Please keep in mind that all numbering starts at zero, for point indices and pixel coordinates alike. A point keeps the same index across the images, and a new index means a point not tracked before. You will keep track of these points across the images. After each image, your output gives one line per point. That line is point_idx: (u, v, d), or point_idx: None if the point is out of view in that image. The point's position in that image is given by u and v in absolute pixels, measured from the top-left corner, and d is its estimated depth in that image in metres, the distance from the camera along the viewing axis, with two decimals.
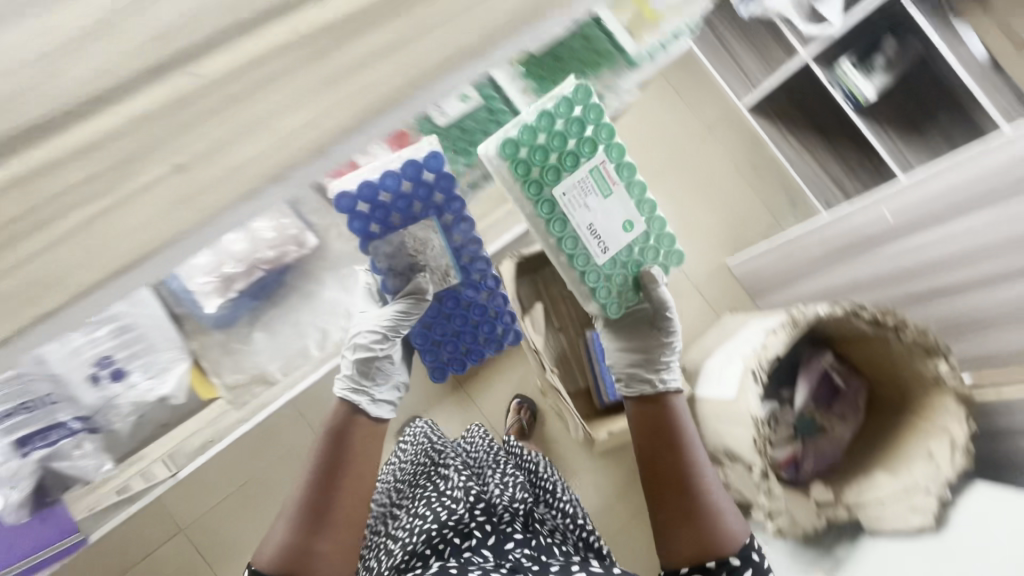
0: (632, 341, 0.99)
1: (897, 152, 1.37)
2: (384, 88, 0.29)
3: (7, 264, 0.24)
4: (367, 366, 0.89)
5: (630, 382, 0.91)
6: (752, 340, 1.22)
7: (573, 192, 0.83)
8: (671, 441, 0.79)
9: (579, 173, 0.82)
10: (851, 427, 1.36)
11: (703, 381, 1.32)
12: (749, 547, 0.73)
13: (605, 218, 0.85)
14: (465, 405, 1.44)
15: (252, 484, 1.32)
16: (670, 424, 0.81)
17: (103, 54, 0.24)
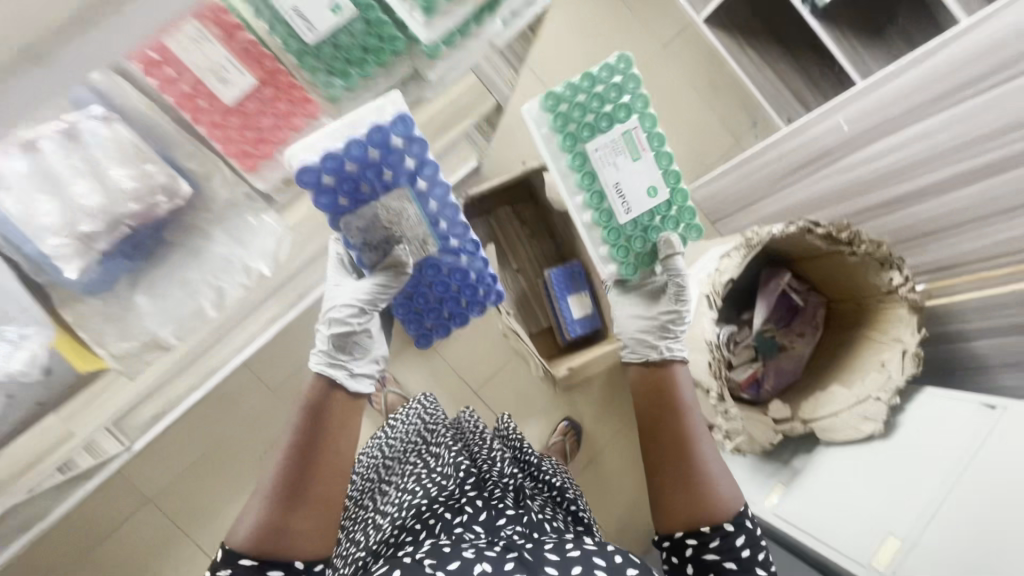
0: (641, 305, 1.00)
1: (856, 57, 1.29)
2: None
3: None
4: (347, 341, 0.84)
5: (635, 343, 0.93)
6: (706, 266, 1.19)
7: (601, 153, 0.93)
8: (668, 412, 0.81)
9: (611, 135, 0.92)
10: (810, 344, 1.38)
11: None
12: (743, 514, 0.75)
13: (630, 179, 0.94)
14: (428, 354, 1.43)
15: (217, 450, 1.30)
16: (668, 395, 0.83)
17: None
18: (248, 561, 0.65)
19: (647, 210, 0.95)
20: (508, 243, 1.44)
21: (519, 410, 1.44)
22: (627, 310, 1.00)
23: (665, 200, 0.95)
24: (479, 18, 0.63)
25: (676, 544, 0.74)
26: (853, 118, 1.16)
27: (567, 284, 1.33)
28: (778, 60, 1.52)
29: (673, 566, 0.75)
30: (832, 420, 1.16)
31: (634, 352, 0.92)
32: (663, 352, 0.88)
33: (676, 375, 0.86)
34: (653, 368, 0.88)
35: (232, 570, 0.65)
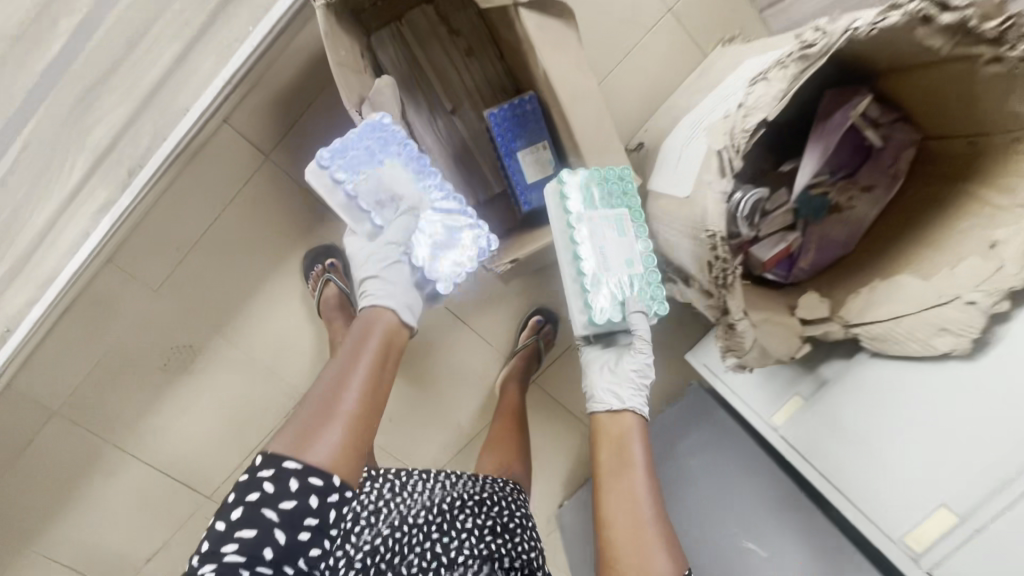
0: (607, 357, 1.02)
1: None
2: None
3: None
4: (396, 276, 0.79)
5: (603, 392, 0.99)
6: (732, 96, 0.73)
7: (593, 224, 0.82)
8: (627, 472, 0.91)
9: (605, 213, 0.82)
10: (877, 203, 0.95)
11: (660, 163, 0.87)
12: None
13: (618, 250, 0.83)
14: (347, 236, 1.09)
15: (115, 359, 1.11)
16: (629, 461, 0.93)
17: None
18: (292, 467, 0.61)
19: (624, 279, 0.83)
20: (436, 68, 0.97)
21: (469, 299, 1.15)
22: (593, 355, 1.03)
23: (642, 276, 0.85)
24: None
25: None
26: None
27: (515, 133, 0.91)
28: None
29: None
30: (888, 326, 0.80)
31: (601, 402, 0.99)
32: (626, 404, 0.97)
33: (634, 429, 0.97)
34: (615, 418, 0.98)
35: (275, 474, 0.60)
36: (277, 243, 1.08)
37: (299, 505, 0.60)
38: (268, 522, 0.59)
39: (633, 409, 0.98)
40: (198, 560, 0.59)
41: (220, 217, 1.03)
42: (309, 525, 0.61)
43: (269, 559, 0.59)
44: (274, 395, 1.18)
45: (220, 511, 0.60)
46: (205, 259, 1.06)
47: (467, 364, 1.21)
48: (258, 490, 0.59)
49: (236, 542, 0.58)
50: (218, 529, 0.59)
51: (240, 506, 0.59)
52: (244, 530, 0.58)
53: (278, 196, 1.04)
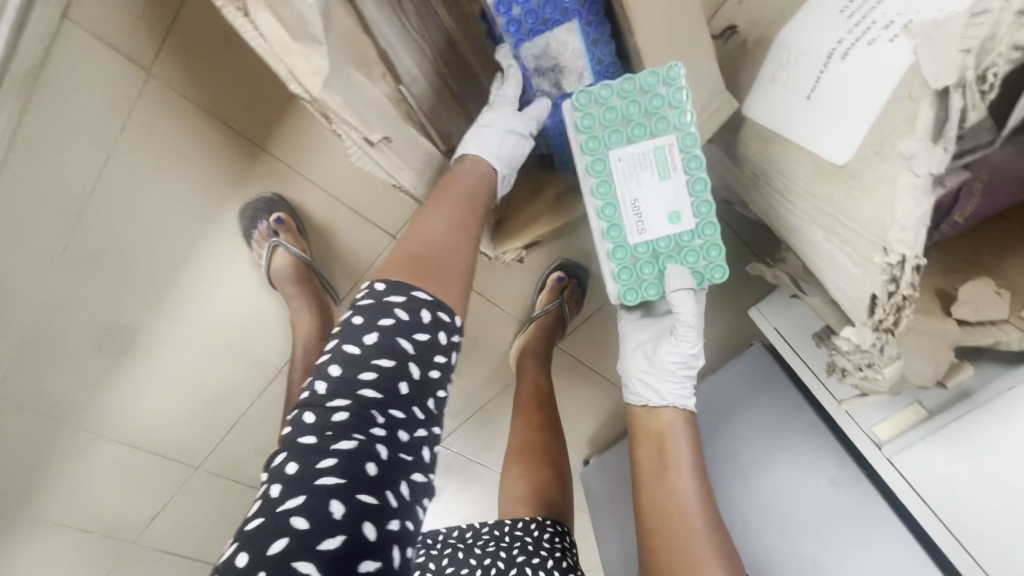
0: (647, 334, 0.68)
1: None
2: None
3: None
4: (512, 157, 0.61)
5: (638, 382, 0.67)
6: None
7: (625, 168, 0.55)
8: (665, 472, 0.63)
9: (640, 146, 0.54)
10: None
11: (765, 78, 0.52)
12: None
13: (653, 199, 0.55)
14: (297, 180, 0.79)
15: (38, 341, 0.88)
16: (670, 459, 0.64)
17: None
18: (423, 296, 0.49)
19: (666, 239, 0.57)
20: None
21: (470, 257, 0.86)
22: (628, 329, 0.70)
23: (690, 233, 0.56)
24: None
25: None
26: None
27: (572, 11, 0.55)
28: None
29: None
30: None
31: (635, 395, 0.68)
32: (667, 399, 0.66)
33: (676, 423, 0.66)
34: (653, 414, 0.67)
35: (405, 300, 0.48)
36: (202, 192, 0.78)
37: (433, 340, 0.49)
38: (403, 356, 0.46)
39: (676, 405, 0.66)
40: (321, 395, 0.45)
41: (112, 159, 0.72)
42: (441, 364, 0.49)
43: (403, 400, 0.46)
44: (244, 368, 0.98)
45: (344, 334, 0.47)
46: (109, 218, 0.77)
47: (473, 330, 0.97)
48: (392, 314, 0.47)
49: (373, 372, 0.45)
50: (350, 354, 0.46)
51: (373, 330, 0.46)
52: (380, 359, 0.46)
53: (189, 128, 0.72)
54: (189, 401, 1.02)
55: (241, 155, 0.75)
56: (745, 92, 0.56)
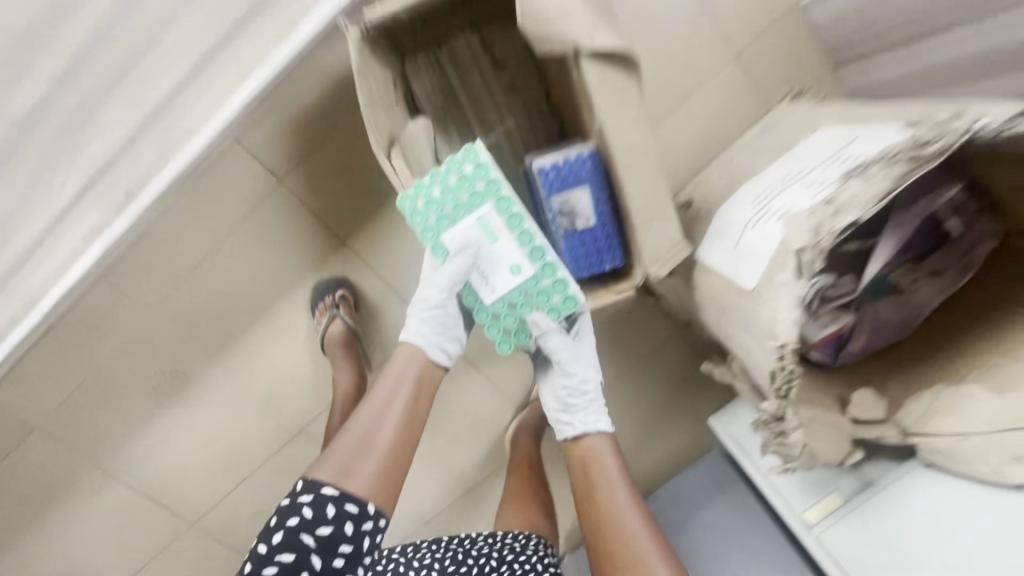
0: (550, 378, 0.87)
1: None
2: None
3: None
4: (444, 322, 0.83)
5: (557, 422, 0.86)
6: (812, 181, 0.65)
7: (461, 238, 0.74)
8: (597, 488, 0.80)
9: (466, 222, 0.74)
10: (944, 290, 0.84)
11: (712, 237, 0.79)
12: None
13: (495, 260, 0.75)
14: (362, 268, 1.01)
15: (102, 378, 1.02)
16: (597, 474, 0.81)
17: None
18: (331, 493, 0.69)
19: (515, 289, 0.76)
20: (472, 99, 0.88)
21: (485, 346, 1.06)
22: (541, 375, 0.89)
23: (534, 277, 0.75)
24: None
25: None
26: None
27: (587, 179, 0.80)
28: None
29: None
30: (955, 442, 0.72)
31: (560, 428, 0.86)
32: (581, 429, 0.84)
33: (602, 445, 0.84)
34: (578, 443, 0.85)
35: (314, 500, 0.69)
36: (286, 268, 0.99)
37: (333, 531, 0.69)
38: (305, 547, 0.68)
39: (591, 431, 0.84)
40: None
41: (227, 238, 0.95)
42: (343, 551, 0.69)
43: None
44: (271, 426, 1.11)
45: (264, 534, 0.69)
46: (207, 282, 0.98)
47: (478, 411, 1.12)
48: (299, 515, 0.68)
49: (277, 565, 0.67)
50: (261, 551, 0.68)
51: (281, 531, 0.68)
52: (284, 554, 0.67)
53: (293, 223, 0.96)
54: (209, 452, 1.11)
55: (324, 245, 0.98)
56: (700, 240, 0.82)
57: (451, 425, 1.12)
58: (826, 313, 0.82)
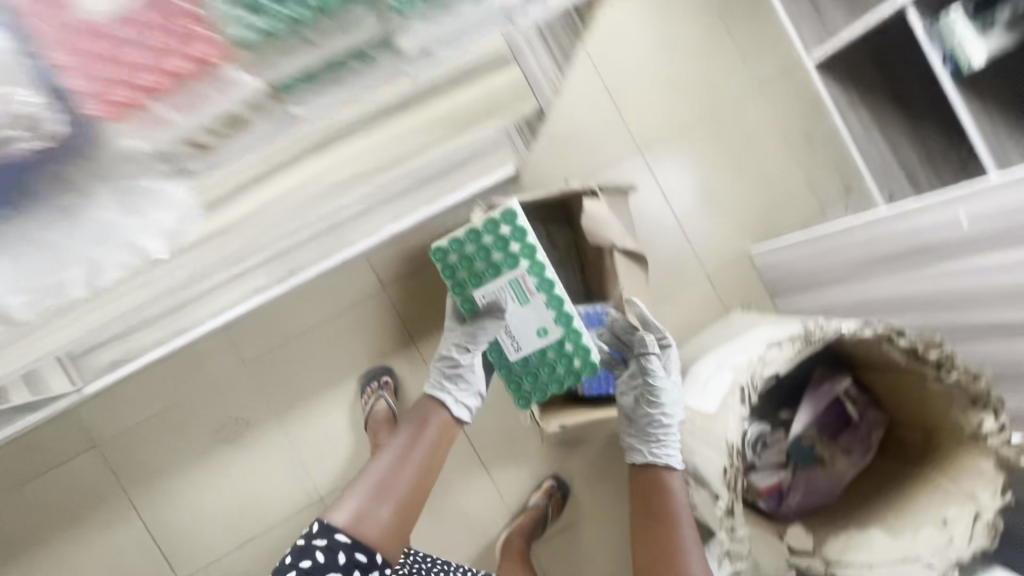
0: (636, 408, 1.05)
1: (995, 142, 1.08)
2: None
3: None
4: (465, 376, 1.10)
5: (642, 454, 1.02)
6: (750, 350, 1.01)
7: (493, 296, 1.03)
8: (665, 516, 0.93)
9: (498, 282, 1.02)
10: (854, 465, 1.12)
11: (687, 386, 1.12)
12: None
13: (523, 320, 1.04)
14: (418, 366, 1.30)
15: (176, 413, 1.22)
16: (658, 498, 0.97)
17: None
18: (343, 539, 0.85)
19: (538, 349, 1.05)
20: None
21: (499, 451, 1.28)
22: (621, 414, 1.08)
23: (558, 338, 1.04)
24: None
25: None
26: (974, 217, 0.91)
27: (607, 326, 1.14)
28: (889, 127, 1.31)
29: None
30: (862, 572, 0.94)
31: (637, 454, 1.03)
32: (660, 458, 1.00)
33: (674, 484, 0.99)
34: (653, 472, 1.01)
35: (329, 542, 0.85)
36: (361, 353, 1.28)
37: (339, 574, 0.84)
38: None
39: (667, 462, 1.00)
40: None
41: (328, 320, 1.26)
42: None
43: None
44: (297, 489, 1.25)
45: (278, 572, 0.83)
46: (298, 350, 1.25)
47: (478, 512, 1.28)
48: (311, 557, 0.83)
49: None
50: None
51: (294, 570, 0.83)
52: None
53: (379, 320, 1.28)
54: (232, 504, 1.23)
55: (396, 341, 1.28)
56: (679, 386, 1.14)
57: (452, 521, 1.27)
58: (769, 461, 1.14)
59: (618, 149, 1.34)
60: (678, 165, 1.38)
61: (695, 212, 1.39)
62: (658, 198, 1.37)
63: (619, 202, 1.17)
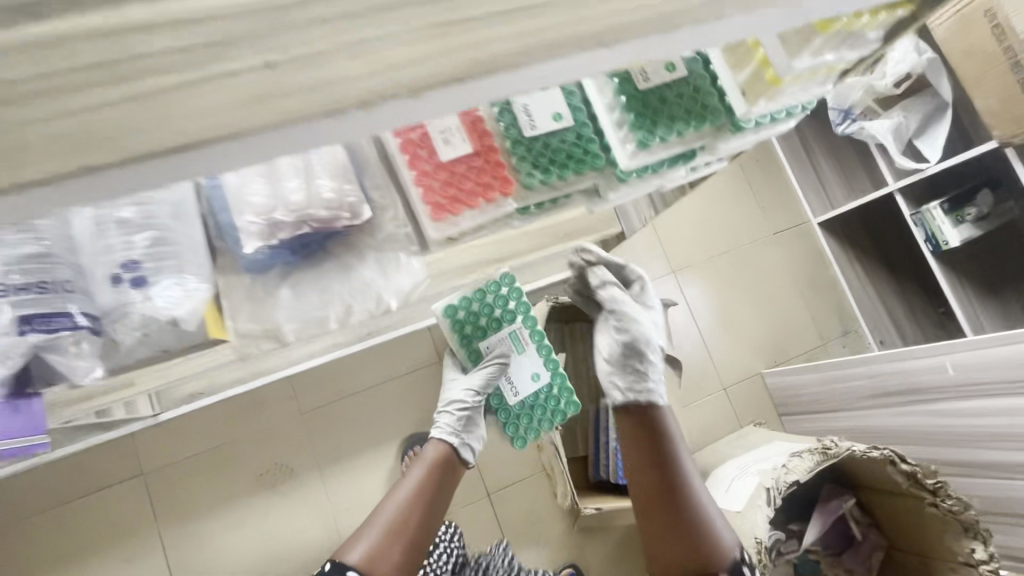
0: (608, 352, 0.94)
1: (969, 307, 1.32)
2: (382, 82, 0.24)
3: (67, 173, 0.21)
4: (469, 422, 1.01)
5: (629, 390, 0.89)
6: (773, 458, 1.14)
7: (493, 345, 0.97)
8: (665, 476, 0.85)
9: (499, 334, 0.97)
10: None
11: (709, 487, 1.23)
12: (740, 561, 0.82)
13: (523, 367, 0.97)
14: None
15: (225, 452, 1.26)
16: (655, 440, 0.87)
17: (306, 88, 0.23)
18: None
19: (533, 392, 0.99)
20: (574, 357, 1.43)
21: (524, 532, 1.33)
22: (602, 354, 0.93)
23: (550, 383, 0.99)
24: (670, 165, 0.56)
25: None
26: (960, 366, 1.10)
27: None
28: (880, 282, 1.56)
29: None
30: None
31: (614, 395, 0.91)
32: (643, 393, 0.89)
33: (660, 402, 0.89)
34: (638, 425, 0.89)
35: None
36: (408, 417, 1.36)
37: None
38: None
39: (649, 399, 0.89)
40: None
41: (385, 383, 1.36)
42: None
43: None
44: (325, 547, 1.27)
45: None
46: (352, 407, 1.34)
47: None
48: None
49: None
50: None
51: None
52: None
53: (430, 389, 1.38)
54: (259, 552, 1.25)
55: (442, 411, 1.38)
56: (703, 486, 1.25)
57: None
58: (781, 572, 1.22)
59: (655, 269, 1.56)
60: (704, 289, 1.60)
61: (715, 331, 1.59)
62: (685, 315, 1.57)
63: (661, 312, 1.36)
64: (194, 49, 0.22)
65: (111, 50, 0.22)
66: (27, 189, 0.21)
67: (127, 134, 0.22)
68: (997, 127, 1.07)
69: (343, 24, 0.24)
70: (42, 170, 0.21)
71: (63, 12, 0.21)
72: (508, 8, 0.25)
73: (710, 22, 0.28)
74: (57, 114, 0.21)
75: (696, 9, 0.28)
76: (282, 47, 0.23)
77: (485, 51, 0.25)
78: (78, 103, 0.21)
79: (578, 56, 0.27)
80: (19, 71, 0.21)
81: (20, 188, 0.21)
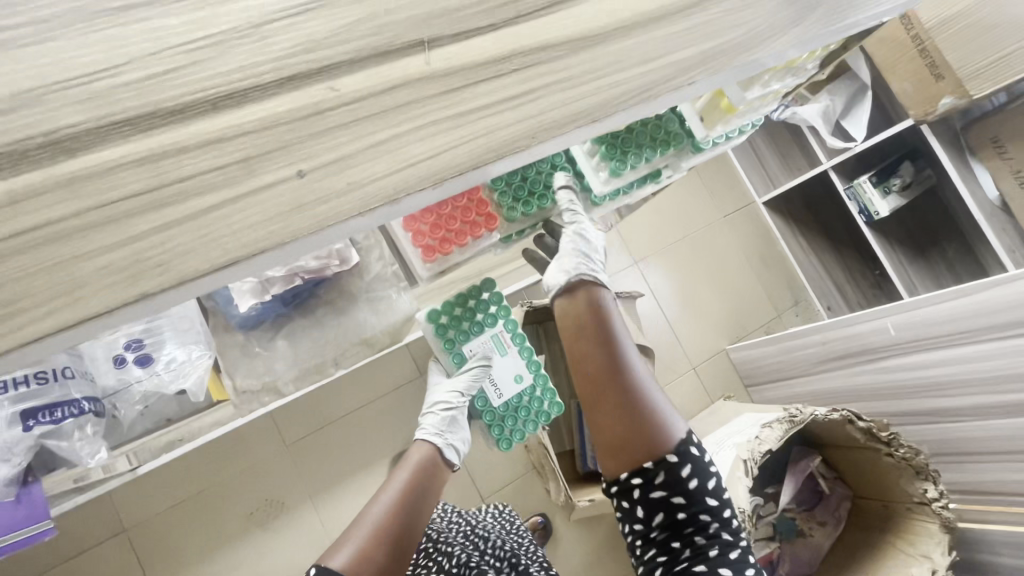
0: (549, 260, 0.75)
1: (902, 269, 1.44)
2: (407, 176, 0.26)
3: (122, 297, 0.22)
4: (454, 423, 0.88)
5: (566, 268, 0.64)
6: (747, 430, 1.22)
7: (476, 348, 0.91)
8: (602, 349, 0.57)
9: (481, 337, 0.91)
10: (829, 535, 1.34)
11: None
12: (688, 441, 0.56)
13: (505, 369, 0.93)
14: None
15: (210, 495, 1.23)
16: (599, 319, 0.60)
17: (337, 188, 0.25)
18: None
19: (516, 394, 0.94)
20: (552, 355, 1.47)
21: None
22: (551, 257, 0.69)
23: (532, 384, 0.96)
24: (641, 184, 0.67)
25: (623, 487, 0.56)
26: (901, 326, 1.21)
27: None
28: (823, 252, 1.67)
29: (625, 514, 0.57)
30: None
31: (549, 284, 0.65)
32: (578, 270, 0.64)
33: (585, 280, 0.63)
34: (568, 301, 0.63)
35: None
36: (395, 435, 1.37)
37: None
38: None
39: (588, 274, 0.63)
40: None
41: (369, 403, 1.36)
42: None
43: None
44: None
45: None
46: (339, 433, 1.34)
47: None
48: None
49: None
50: None
51: None
52: None
53: (414, 404, 1.38)
54: None
55: None
56: None
57: None
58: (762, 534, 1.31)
59: (618, 262, 1.63)
60: (666, 275, 1.68)
61: (680, 314, 1.67)
62: (650, 301, 1.64)
63: (629, 304, 1.42)
64: (232, 165, 0.24)
65: (154, 175, 0.23)
66: (87, 317, 0.22)
67: (175, 255, 0.23)
68: (912, 108, 1.19)
69: (367, 126, 0.26)
70: (100, 299, 0.22)
71: (106, 144, 0.23)
72: (510, 94, 0.28)
73: (682, 83, 0.32)
74: (108, 244, 0.22)
75: (669, 74, 0.31)
76: (313, 153, 0.25)
77: (493, 136, 0.28)
78: (128, 231, 0.22)
79: (575, 128, 0.29)
80: (72, 208, 0.22)
81: (80, 318, 0.22)
